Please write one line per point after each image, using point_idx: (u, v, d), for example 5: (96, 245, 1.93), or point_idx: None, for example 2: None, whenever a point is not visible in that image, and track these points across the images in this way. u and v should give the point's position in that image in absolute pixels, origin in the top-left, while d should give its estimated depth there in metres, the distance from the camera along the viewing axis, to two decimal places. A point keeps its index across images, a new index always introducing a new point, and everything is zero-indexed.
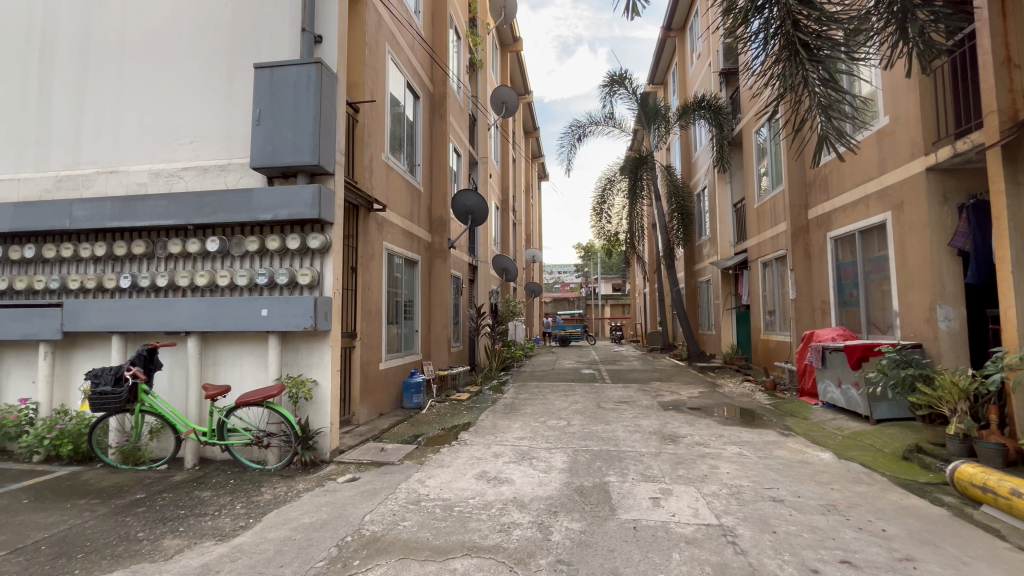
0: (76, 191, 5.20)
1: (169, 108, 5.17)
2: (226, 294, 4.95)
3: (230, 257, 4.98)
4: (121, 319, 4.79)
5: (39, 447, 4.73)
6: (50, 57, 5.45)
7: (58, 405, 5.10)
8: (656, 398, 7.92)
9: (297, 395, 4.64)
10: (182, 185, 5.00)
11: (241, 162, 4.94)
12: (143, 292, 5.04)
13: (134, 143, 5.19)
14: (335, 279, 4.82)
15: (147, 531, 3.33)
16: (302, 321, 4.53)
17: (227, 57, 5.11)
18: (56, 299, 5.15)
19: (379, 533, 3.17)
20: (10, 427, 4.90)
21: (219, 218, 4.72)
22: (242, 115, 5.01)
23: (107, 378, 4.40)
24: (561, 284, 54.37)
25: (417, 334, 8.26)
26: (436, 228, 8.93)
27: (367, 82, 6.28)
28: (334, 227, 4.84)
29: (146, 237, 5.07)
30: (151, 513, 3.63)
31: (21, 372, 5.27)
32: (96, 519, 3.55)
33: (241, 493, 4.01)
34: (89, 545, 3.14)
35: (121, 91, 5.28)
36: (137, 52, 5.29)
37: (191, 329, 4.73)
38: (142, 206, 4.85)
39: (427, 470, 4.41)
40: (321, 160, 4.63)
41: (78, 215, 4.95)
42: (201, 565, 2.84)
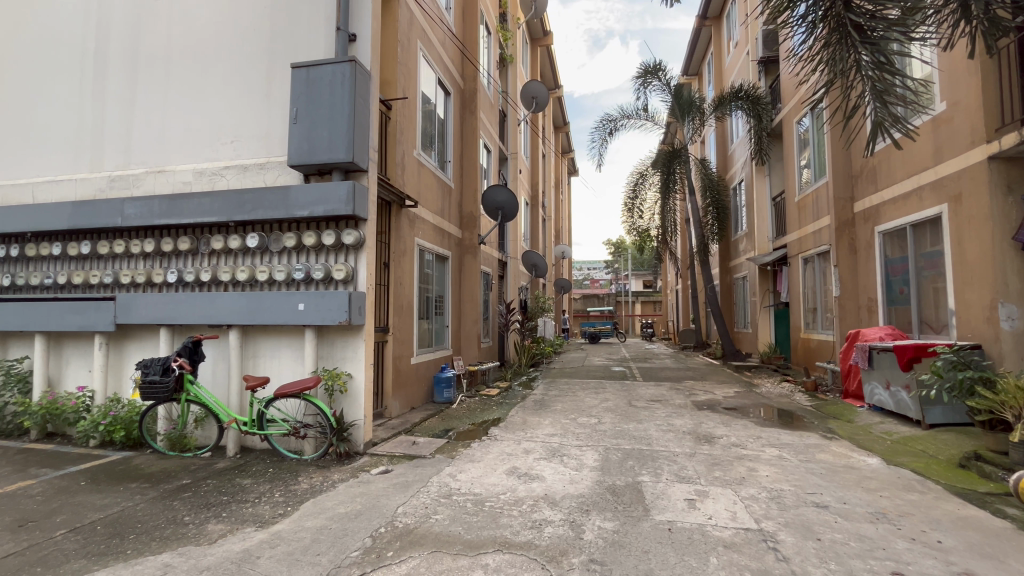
0: (127, 190, 5.46)
1: (213, 109, 5.35)
2: (265, 288, 5.09)
3: (269, 253, 5.13)
4: (168, 312, 5.02)
5: (94, 432, 5.01)
6: (104, 63, 5.73)
7: (111, 392, 5.38)
8: (689, 397, 7.74)
9: (332, 387, 4.76)
10: (224, 183, 5.18)
11: (279, 160, 5.07)
12: (189, 287, 5.26)
13: (179, 144, 5.40)
14: (368, 274, 4.91)
15: (193, 515, 3.48)
16: (337, 315, 4.64)
17: (265, 59, 5.24)
18: (110, 293, 5.44)
19: (412, 525, 3.20)
20: (69, 413, 5.20)
21: (257, 215, 4.87)
22: (280, 114, 5.14)
23: (155, 368, 4.62)
24: (590, 281, 53.88)
25: (448, 330, 8.33)
26: (467, 224, 8.96)
27: (399, 79, 6.35)
28: (367, 224, 4.92)
29: (190, 234, 5.28)
30: (196, 498, 3.80)
31: (79, 362, 5.59)
32: (146, 502, 3.73)
33: (279, 481, 4.14)
34: (140, 527, 3.30)
35: (167, 93, 5.50)
36: (182, 55, 5.49)
37: (233, 322, 4.89)
38: (186, 204, 5.05)
39: (458, 464, 4.44)
40: (355, 158, 4.70)
41: (129, 213, 5.20)
42: (243, 550, 2.94)
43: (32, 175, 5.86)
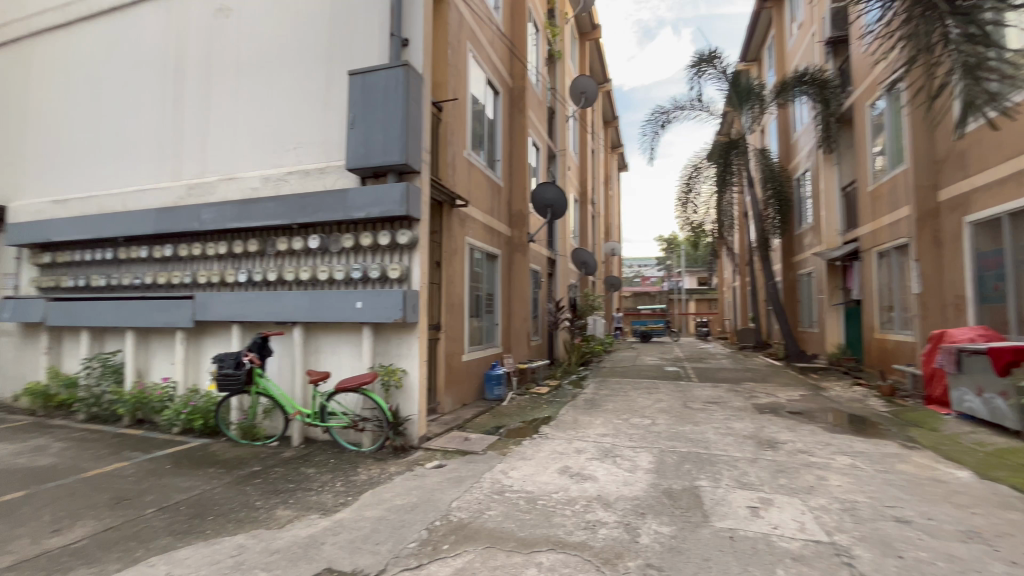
0: (203, 197, 5.89)
1: (277, 118, 5.65)
2: (326, 287, 5.34)
3: (329, 253, 5.37)
4: (240, 310, 5.37)
5: (177, 420, 5.47)
6: (182, 80, 6.21)
7: (191, 383, 5.83)
8: (749, 399, 7.38)
9: (389, 383, 4.93)
10: (288, 188, 5.47)
11: (337, 165, 5.29)
12: (257, 286, 5.61)
13: (247, 152, 5.76)
14: (422, 273, 5.03)
15: (263, 500, 3.71)
16: (392, 313, 4.78)
17: (324, 67, 5.48)
18: (189, 292, 5.89)
19: (466, 520, 3.25)
20: (155, 401, 5.70)
21: (318, 218, 5.11)
22: (338, 120, 5.36)
23: (230, 361, 4.92)
24: (641, 278, 52.63)
25: (497, 328, 8.40)
26: (516, 223, 8.98)
27: (450, 81, 6.46)
28: (421, 224, 5.04)
29: (258, 236, 5.62)
30: (266, 484, 4.05)
31: (163, 355, 6.11)
32: (223, 486, 4.02)
33: (340, 472, 4.33)
34: (217, 509, 3.56)
35: (237, 104, 5.88)
36: (249, 68, 5.85)
37: (297, 319, 5.16)
38: (254, 209, 5.38)
39: (510, 461, 4.46)
40: (408, 160, 4.83)
41: (205, 218, 5.61)
42: (309, 536, 3.10)
43: (122, 185, 6.45)
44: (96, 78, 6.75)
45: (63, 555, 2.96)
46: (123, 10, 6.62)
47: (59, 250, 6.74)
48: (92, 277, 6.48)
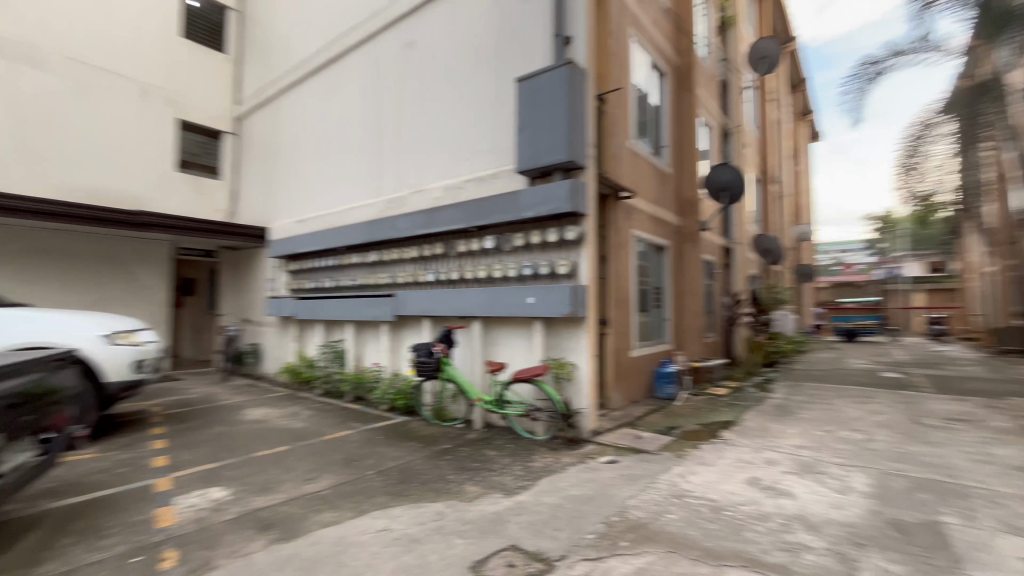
0: (399, 209, 6.85)
1: (455, 132, 6.26)
2: (500, 284, 5.74)
3: (502, 252, 5.76)
4: (430, 305, 6.12)
5: (385, 398, 6.47)
6: (381, 110, 7.32)
7: (394, 368, 6.90)
8: (1018, 419, 5.63)
9: (560, 376, 5.10)
10: (466, 195, 6.03)
11: (507, 169, 5.63)
12: (443, 284, 6.31)
13: (431, 165, 6.51)
14: (589, 268, 5.06)
15: (455, 475, 4.18)
16: (562, 308, 4.91)
17: (493, 80, 5.88)
18: (391, 290, 6.94)
19: (644, 520, 3.16)
20: (369, 382, 6.85)
21: (492, 220, 5.52)
22: (507, 126, 5.70)
23: (423, 350, 5.60)
24: (842, 266, 44.42)
25: (667, 323, 7.97)
26: (686, 211, 8.39)
27: (613, 71, 6.35)
28: (587, 219, 5.07)
29: (443, 240, 6.33)
30: (456, 461, 4.54)
31: (373, 344, 7.32)
32: (422, 458, 4.64)
33: (518, 457, 4.62)
34: (420, 477, 4.13)
35: (422, 124, 6.68)
36: (431, 92, 6.59)
37: (476, 314, 5.66)
38: (439, 216, 6.07)
39: (689, 465, 4.19)
40: (574, 156, 4.89)
41: (401, 227, 6.54)
42: (494, 513, 3.38)
43: (341, 204, 7.89)
44: (322, 120, 8.38)
45: (316, 499, 3.76)
46: (338, 61, 8.08)
47: (302, 260, 8.57)
48: (323, 280, 8.09)
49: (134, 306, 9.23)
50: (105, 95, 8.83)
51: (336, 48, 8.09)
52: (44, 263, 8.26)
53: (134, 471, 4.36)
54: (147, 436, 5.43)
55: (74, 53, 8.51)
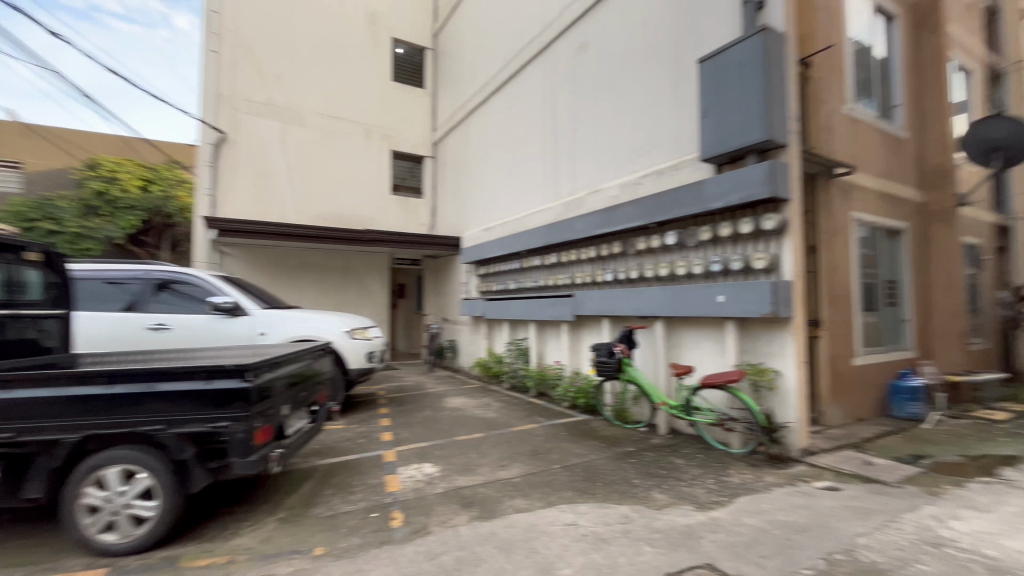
0: (576, 210, 6.97)
1: (631, 126, 6.10)
2: (685, 282, 5.38)
3: (686, 248, 5.39)
4: (610, 305, 6.07)
5: (566, 396, 6.64)
6: (557, 117, 7.57)
7: (575, 367, 7.05)
8: None
9: (759, 383, 4.54)
10: (644, 190, 5.81)
11: (690, 158, 5.25)
12: (622, 284, 6.21)
13: (608, 164, 6.47)
14: (795, 260, 4.38)
15: (640, 480, 4.06)
16: (760, 307, 4.35)
17: (670, 65, 5.55)
18: (570, 291, 7.12)
19: (882, 566, 2.58)
20: (551, 379, 7.13)
21: (674, 214, 5.20)
22: (688, 112, 5.31)
23: (604, 350, 5.57)
24: None
25: (906, 325, 6.39)
26: (932, 183, 6.62)
27: (820, 28, 5.38)
28: (790, 204, 4.40)
29: (621, 239, 6.23)
30: (641, 465, 4.42)
31: (555, 343, 7.61)
32: (605, 458, 4.63)
33: (710, 469, 4.26)
34: (604, 478, 4.13)
35: (597, 124, 6.68)
36: (605, 90, 6.55)
37: (658, 314, 5.40)
38: (617, 214, 5.98)
39: (948, 507, 3.28)
40: (772, 134, 4.30)
41: (579, 228, 6.65)
42: (686, 525, 3.17)
43: (522, 211, 8.41)
44: (503, 135, 9.07)
45: (508, 484, 4.07)
46: (516, 77, 8.65)
47: (489, 264, 9.39)
48: (508, 282, 8.73)
49: (365, 307, 11.38)
50: (342, 139, 11.10)
51: (514, 65, 8.67)
52: (307, 274, 10.77)
53: (370, 442, 5.35)
54: (377, 414, 6.62)
55: (323, 110, 10.90)
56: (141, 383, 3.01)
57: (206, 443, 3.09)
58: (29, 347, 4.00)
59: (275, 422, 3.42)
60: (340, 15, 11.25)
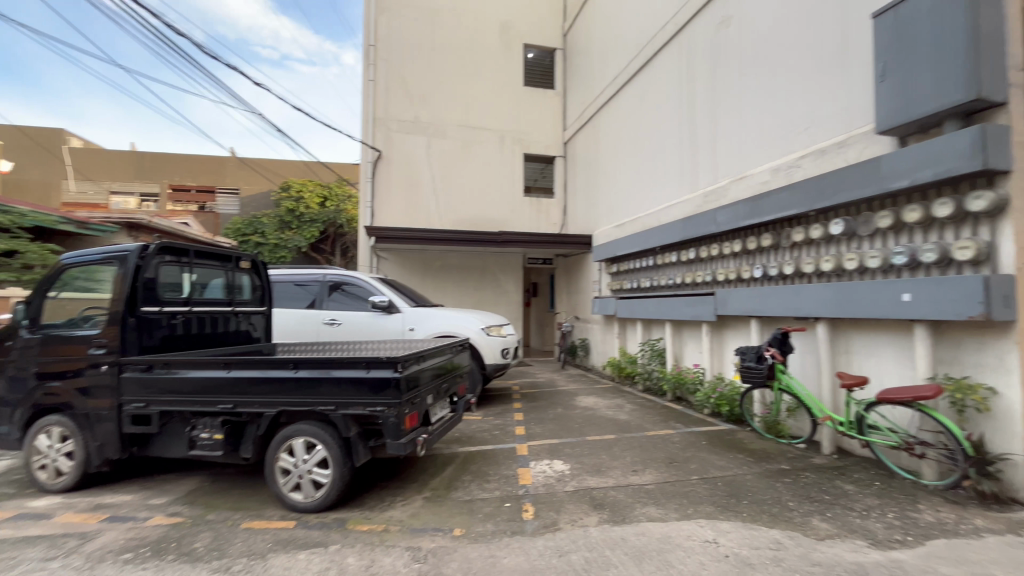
0: (717, 201, 6.41)
1: (784, 103, 5.41)
2: (856, 278, 4.60)
3: (857, 237, 4.61)
4: (758, 304, 5.46)
5: (707, 403, 6.16)
6: (695, 102, 7.05)
7: (717, 372, 6.50)
8: None
9: (964, 403, 3.65)
10: (801, 174, 5.10)
11: (862, 131, 4.46)
12: (773, 280, 5.54)
13: (756, 148, 5.83)
14: (1019, 248, 3.45)
15: (797, 504, 3.60)
16: (964, 308, 3.51)
17: (836, 25, 4.78)
18: (710, 289, 6.59)
19: None
20: (690, 383, 6.68)
21: (841, 198, 4.47)
22: (860, 78, 4.52)
23: (751, 355, 5.12)
24: None
25: None
26: None
27: None
28: (1012, 177, 3.47)
29: (772, 230, 5.57)
30: (797, 487, 3.91)
31: (694, 344, 7.11)
32: (753, 475, 4.19)
33: (892, 501, 3.59)
34: (752, 496, 3.74)
35: (743, 105, 6.06)
36: (752, 66, 5.91)
37: (820, 315, 4.70)
38: (767, 202, 5.36)
39: None
40: (983, 91, 3.44)
41: (720, 220, 6.11)
42: (858, 564, 2.72)
43: (656, 205, 8.02)
44: (635, 127, 8.75)
45: (642, 491, 3.92)
46: (649, 65, 8.28)
47: (622, 262, 9.14)
48: (641, 280, 8.40)
49: (500, 305, 11.95)
50: (479, 147, 11.79)
51: (647, 53, 8.31)
52: (449, 275, 11.67)
53: (505, 435, 5.60)
54: (512, 409, 6.90)
55: (461, 121, 11.71)
56: (317, 368, 3.52)
57: (367, 424, 3.56)
58: (243, 337, 5.03)
59: (422, 409, 3.78)
60: (476, 30, 11.96)
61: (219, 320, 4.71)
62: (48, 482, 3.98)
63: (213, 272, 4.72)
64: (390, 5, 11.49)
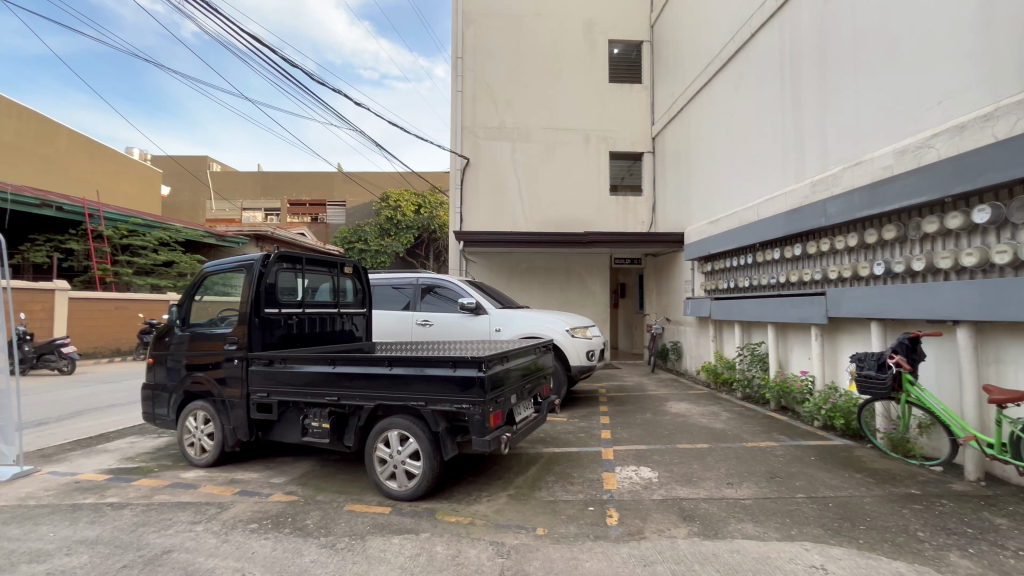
0: (828, 190, 5.73)
1: (911, 75, 4.74)
2: (1008, 274, 3.90)
3: (1010, 226, 3.90)
4: (879, 305, 4.84)
5: (818, 414, 5.56)
6: (800, 82, 6.43)
7: (830, 380, 5.86)
8: None
9: None
10: (934, 155, 4.36)
11: (1015, 100, 3.72)
12: (899, 278, 4.88)
13: (875, 129, 5.18)
14: None
15: (929, 535, 3.15)
16: None
17: None
18: (821, 288, 5.97)
19: None
20: (797, 392, 6.08)
21: (986, 181, 3.81)
22: (1012, 38, 3.82)
23: (870, 362, 4.57)
24: None
25: None
26: None
27: None
28: None
29: (897, 220, 4.91)
30: (930, 516, 3.41)
31: (801, 350, 6.48)
32: (873, 497, 3.72)
33: None
34: (870, 521, 3.33)
35: (859, 81, 5.41)
36: (869, 37, 5.26)
37: (960, 318, 4.05)
38: (889, 189, 4.73)
39: None
40: None
41: (832, 211, 5.51)
42: None
43: (756, 197, 7.42)
44: (731, 116, 8.19)
45: (738, 505, 3.66)
46: (745, 47, 7.70)
47: (716, 260, 8.58)
48: (738, 279, 7.83)
49: (587, 307, 11.82)
50: (563, 148, 11.78)
51: (743, 35, 7.73)
52: (535, 277, 11.80)
53: (590, 438, 5.53)
54: (598, 412, 6.79)
55: (546, 124, 11.79)
56: (411, 366, 3.75)
57: (455, 421, 3.72)
58: (347, 336, 5.52)
59: (506, 408, 3.87)
60: (560, 31, 11.96)
61: (327, 321, 5.21)
62: (195, 457, 4.70)
63: (321, 277, 5.23)
64: (476, 17, 11.91)
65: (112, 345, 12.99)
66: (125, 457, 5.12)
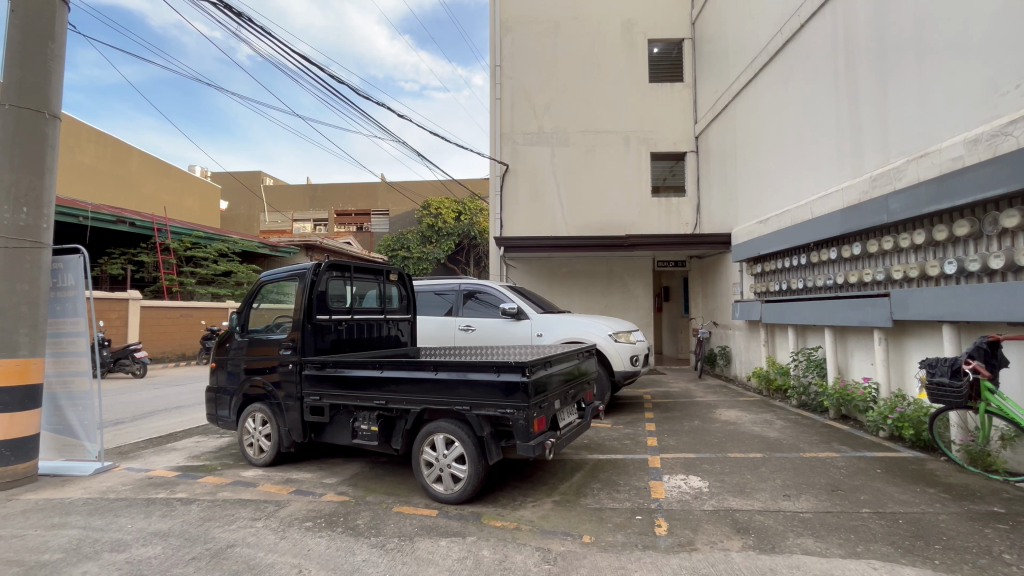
0: (889, 185, 5.38)
1: (983, 58, 4.40)
2: None
3: None
4: (952, 307, 4.49)
5: (884, 424, 5.21)
6: (856, 73, 6.10)
7: (896, 388, 5.48)
8: None
9: None
10: (1012, 143, 4.02)
11: None
12: (974, 277, 4.51)
13: (942, 118, 4.83)
14: None
15: (1017, 557, 2.88)
16: None
17: None
18: (884, 289, 5.61)
19: None
20: (859, 401, 5.71)
21: None
22: None
23: (943, 369, 4.23)
24: None
25: None
26: None
27: None
28: None
29: (970, 215, 4.55)
30: (1017, 536, 3.12)
31: (863, 355, 6.10)
32: (950, 515, 3.44)
33: None
34: (946, 540, 3.09)
35: (923, 68, 5.07)
36: (933, 20, 4.92)
37: None
38: (960, 182, 4.40)
39: None
40: None
41: (895, 208, 5.17)
42: None
43: (809, 195, 7.06)
44: (780, 111, 7.87)
45: (796, 518, 3.48)
46: (794, 39, 7.39)
47: (766, 261, 8.22)
48: (790, 281, 7.47)
49: (629, 311, 11.60)
50: (603, 151, 11.66)
51: (792, 26, 7.41)
52: (575, 281, 11.71)
53: (636, 445, 5.41)
54: (643, 418, 6.64)
55: (584, 127, 11.72)
56: (455, 371, 3.81)
57: (499, 425, 3.75)
58: (393, 342, 5.68)
59: (550, 413, 3.86)
60: (597, 34, 11.89)
61: (374, 326, 5.38)
62: (253, 457, 4.95)
63: (368, 285, 5.41)
64: (513, 24, 12.01)
65: (178, 349, 13.87)
66: (191, 455, 5.46)
